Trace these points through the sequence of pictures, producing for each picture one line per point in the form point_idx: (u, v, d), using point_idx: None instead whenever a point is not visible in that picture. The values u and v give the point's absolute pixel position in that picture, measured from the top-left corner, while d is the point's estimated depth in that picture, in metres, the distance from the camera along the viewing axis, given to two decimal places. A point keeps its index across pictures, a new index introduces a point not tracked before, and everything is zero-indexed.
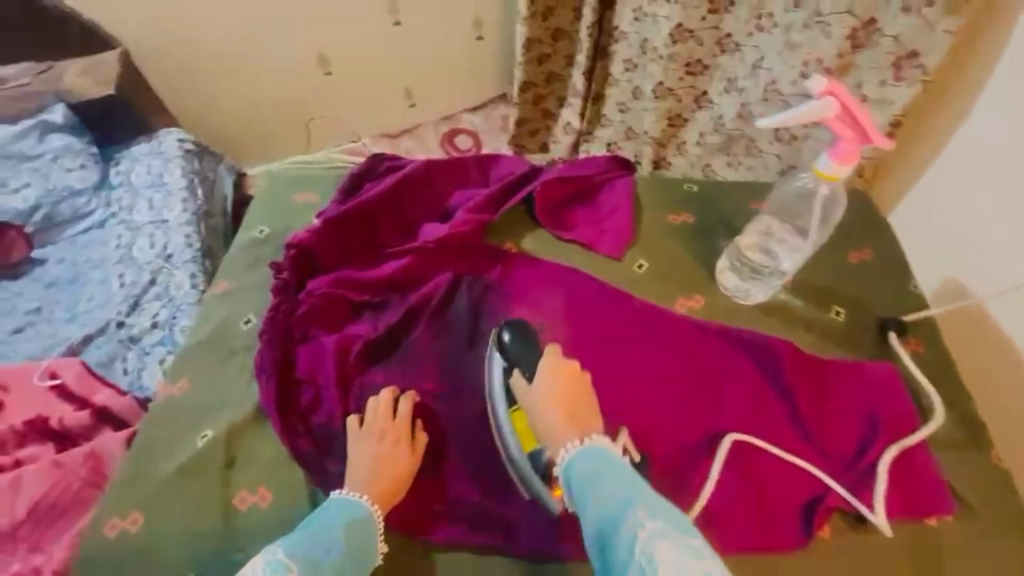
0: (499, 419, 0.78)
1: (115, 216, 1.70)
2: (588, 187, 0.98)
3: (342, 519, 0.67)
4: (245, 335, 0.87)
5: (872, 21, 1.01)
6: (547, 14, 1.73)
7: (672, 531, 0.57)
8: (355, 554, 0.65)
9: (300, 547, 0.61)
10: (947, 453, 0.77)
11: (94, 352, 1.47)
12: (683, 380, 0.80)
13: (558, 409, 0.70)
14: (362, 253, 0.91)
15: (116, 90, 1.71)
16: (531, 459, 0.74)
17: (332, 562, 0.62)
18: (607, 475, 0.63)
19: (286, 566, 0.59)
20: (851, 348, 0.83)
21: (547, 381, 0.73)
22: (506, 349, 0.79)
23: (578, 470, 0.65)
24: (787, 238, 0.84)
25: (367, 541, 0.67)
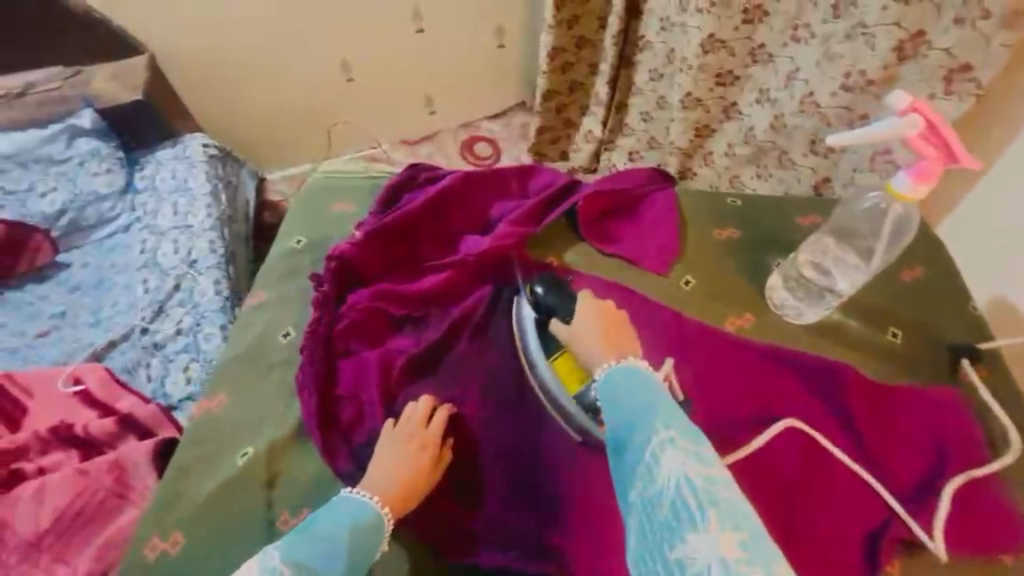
0: (540, 373, 0.79)
1: (139, 221, 1.69)
2: (631, 201, 0.96)
3: (346, 524, 0.64)
4: (283, 349, 0.85)
5: (920, 33, 0.99)
6: (574, 23, 1.72)
7: (684, 443, 0.59)
8: (358, 558, 0.62)
9: (294, 548, 0.60)
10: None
11: (118, 357, 1.47)
12: (736, 372, 0.79)
13: (597, 338, 0.72)
14: (403, 266, 0.89)
15: (143, 95, 1.71)
16: (578, 401, 0.75)
17: (331, 572, 0.59)
18: (632, 386, 0.66)
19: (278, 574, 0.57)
20: (912, 371, 0.79)
21: (583, 318, 0.75)
22: (540, 301, 0.81)
23: (606, 381, 0.67)
24: (846, 260, 0.81)
25: (372, 546, 0.63)
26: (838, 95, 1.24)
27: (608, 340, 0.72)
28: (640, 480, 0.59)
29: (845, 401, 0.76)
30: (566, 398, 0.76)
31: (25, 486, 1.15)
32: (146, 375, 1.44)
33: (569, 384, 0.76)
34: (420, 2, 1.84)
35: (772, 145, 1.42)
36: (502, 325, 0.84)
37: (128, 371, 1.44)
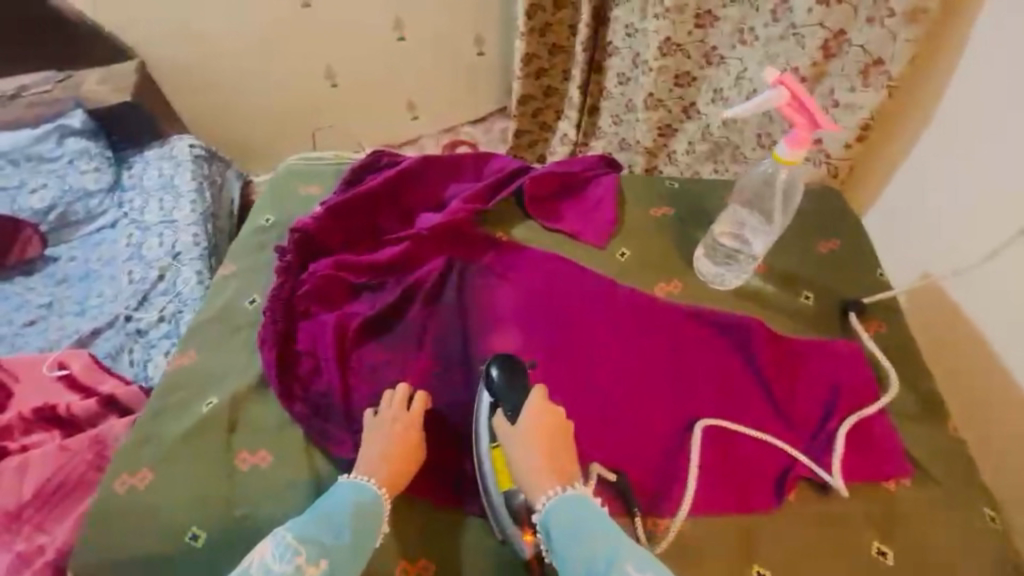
0: (479, 452, 0.78)
1: (126, 217, 1.76)
2: (574, 182, 1.04)
3: (350, 503, 0.71)
4: (250, 314, 0.92)
5: (842, 32, 1.11)
6: (545, 30, 1.83)
7: None
8: (363, 539, 0.68)
9: (306, 531, 0.66)
10: (910, 427, 0.80)
11: (103, 344, 1.53)
12: (665, 395, 0.82)
13: (536, 454, 0.72)
14: (359, 243, 0.96)
15: (133, 97, 1.80)
16: (507, 498, 0.75)
17: (341, 544, 0.67)
18: (590, 527, 0.65)
19: (295, 550, 0.64)
20: (822, 328, 0.87)
21: (527, 428, 0.73)
22: (492, 387, 0.78)
23: (562, 519, 0.66)
24: (756, 226, 0.90)
25: (375, 522, 0.70)
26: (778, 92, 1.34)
27: (549, 462, 0.71)
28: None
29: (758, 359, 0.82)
30: (497, 495, 0.75)
31: (8, 459, 1.20)
32: (130, 360, 1.51)
33: (502, 479, 0.75)
34: (399, 11, 1.94)
35: (726, 141, 1.52)
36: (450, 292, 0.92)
37: (112, 357, 1.51)
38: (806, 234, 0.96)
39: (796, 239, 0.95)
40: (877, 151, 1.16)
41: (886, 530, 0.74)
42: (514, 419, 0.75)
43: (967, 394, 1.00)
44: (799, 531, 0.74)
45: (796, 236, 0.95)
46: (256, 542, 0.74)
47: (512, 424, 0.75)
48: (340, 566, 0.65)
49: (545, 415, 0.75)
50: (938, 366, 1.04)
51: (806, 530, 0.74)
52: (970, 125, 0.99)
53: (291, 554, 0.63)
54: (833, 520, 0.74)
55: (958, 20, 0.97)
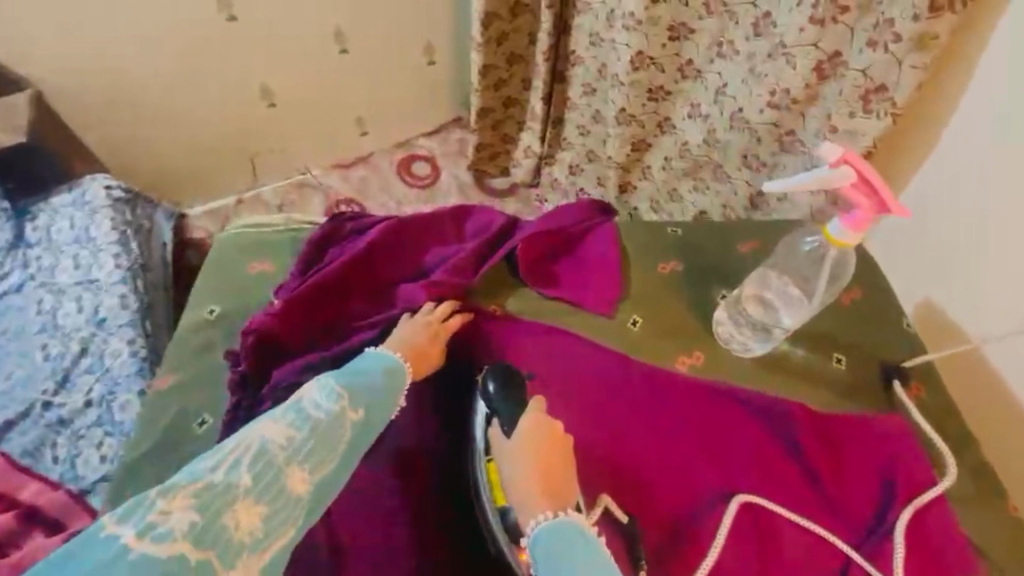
0: (475, 475, 0.74)
1: (33, 279, 1.50)
2: (570, 238, 0.94)
3: (379, 368, 0.75)
4: (199, 440, 0.80)
5: (837, 53, 1.04)
6: (502, 39, 1.67)
7: None
8: (392, 400, 0.74)
9: (351, 383, 0.71)
10: (954, 499, 0.76)
11: (17, 439, 1.30)
12: (694, 446, 0.78)
13: (534, 471, 0.68)
14: (331, 334, 0.83)
15: (28, 136, 1.51)
16: (502, 516, 0.70)
17: (378, 398, 0.72)
18: (573, 556, 0.63)
19: (339, 395, 0.69)
20: (853, 397, 0.82)
21: (523, 439, 0.71)
22: (489, 398, 0.75)
23: (548, 543, 0.64)
24: (787, 294, 0.82)
25: (400, 389, 0.75)
26: (766, 113, 1.19)
27: (546, 480, 0.68)
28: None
29: (796, 430, 0.78)
30: (491, 512, 0.71)
31: None
32: (53, 457, 1.28)
33: (497, 495, 0.71)
34: (341, 21, 1.74)
35: (706, 160, 1.39)
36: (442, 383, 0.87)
37: (31, 454, 1.28)
38: None
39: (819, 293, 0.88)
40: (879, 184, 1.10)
41: None
42: (512, 431, 0.72)
43: (987, 430, 0.98)
44: None
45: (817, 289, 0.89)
46: None
47: (507, 437, 0.72)
48: (378, 413, 0.71)
49: (542, 429, 0.72)
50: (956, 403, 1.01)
51: None
52: (968, 159, 0.95)
53: (337, 396, 0.68)
54: None
55: (963, 47, 0.92)
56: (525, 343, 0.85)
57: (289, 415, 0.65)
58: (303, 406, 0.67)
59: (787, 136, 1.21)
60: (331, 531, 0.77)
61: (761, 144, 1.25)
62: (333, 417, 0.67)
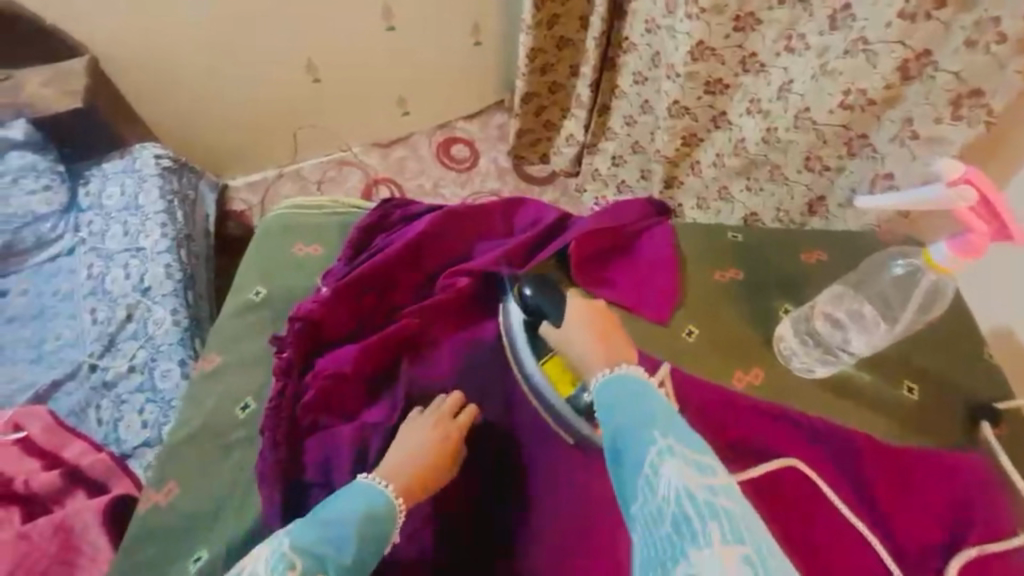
0: (527, 368, 0.79)
1: (84, 242, 1.53)
2: (624, 237, 0.90)
3: (356, 510, 0.62)
4: (243, 423, 0.79)
5: (926, 52, 0.95)
6: (553, 22, 1.60)
7: (688, 454, 0.54)
8: (367, 552, 0.60)
9: (305, 541, 0.58)
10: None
11: (66, 399, 1.35)
12: (751, 434, 0.75)
13: (582, 341, 0.70)
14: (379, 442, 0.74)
15: (86, 103, 1.53)
16: (571, 402, 0.76)
17: (343, 557, 0.58)
18: (622, 395, 0.61)
19: (289, 563, 0.56)
20: (922, 430, 0.77)
21: (572, 321, 0.72)
22: (528, 303, 0.78)
23: (602, 385, 0.63)
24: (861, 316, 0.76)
25: (382, 538, 0.62)
26: (836, 113, 1.11)
27: (599, 344, 0.68)
28: (640, 492, 0.55)
29: (861, 464, 0.73)
30: (559, 401, 0.77)
31: None
32: (97, 419, 1.33)
33: (563, 386, 0.77)
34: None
35: (764, 158, 1.30)
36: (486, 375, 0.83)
37: (76, 415, 1.33)
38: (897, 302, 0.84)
39: None
40: None
41: None
42: (560, 319, 0.74)
43: None
44: None
45: None
46: None
47: (556, 324, 0.74)
48: None
49: (587, 311, 0.73)
50: None
51: None
52: None
53: (284, 567, 0.55)
54: None
55: None
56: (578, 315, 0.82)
57: None
58: None
59: (856, 139, 1.13)
60: None
61: (827, 145, 1.17)
62: None
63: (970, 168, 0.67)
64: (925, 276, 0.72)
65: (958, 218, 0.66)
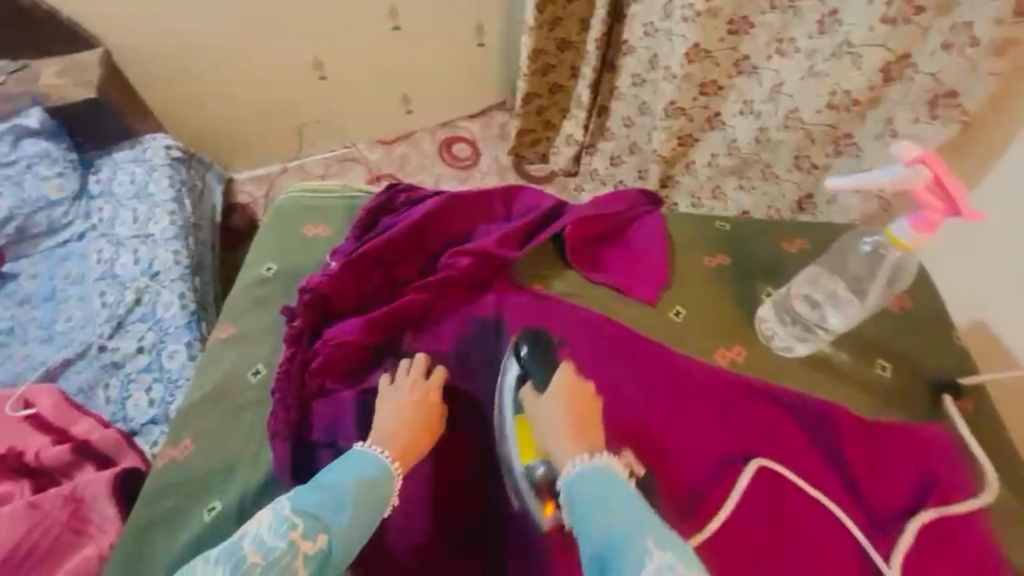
0: (504, 425, 0.79)
1: (94, 229, 1.58)
2: (617, 224, 0.95)
3: (355, 476, 0.67)
4: (254, 389, 0.83)
5: (906, 55, 1.01)
6: (554, 25, 1.65)
7: (681, 565, 0.54)
8: (366, 514, 0.65)
9: (306, 504, 0.63)
10: (998, 516, 0.75)
11: (75, 378, 1.39)
12: (726, 406, 0.80)
13: (565, 421, 0.70)
14: (356, 418, 0.77)
15: (100, 94, 1.58)
16: (529, 470, 0.75)
17: (342, 519, 0.63)
18: (608, 499, 0.61)
19: (290, 524, 0.61)
20: (895, 407, 0.81)
21: (557, 396, 0.72)
22: (523, 363, 0.79)
23: (585, 488, 0.63)
24: (837, 298, 0.81)
25: (383, 500, 0.67)
26: (823, 113, 1.16)
27: (576, 426, 0.69)
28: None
29: (833, 434, 0.77)
30: (518, 466, 0.76)
31: None
32: (105, 397, 1.37)
33: (525, 451, 0.76)
34: None
35: (756, 158, 1.36)
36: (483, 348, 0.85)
37: (84, 393, 1.37)
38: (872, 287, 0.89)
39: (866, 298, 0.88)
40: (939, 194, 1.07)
41: None
42: (543, 389, 0.75)
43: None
44: None
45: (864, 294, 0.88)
46: None
47: (539, 392, 0.75)
48: (341, 537, 0.63)
49: (576, 388, 0.73)
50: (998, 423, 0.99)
51: None
52: None
53: (286, 527, 0.61)
54: None
55: None
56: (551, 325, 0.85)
57: (218, 567, 0.57)
58: (246, 548, 0.59)
59: (843, 138, 1.19)
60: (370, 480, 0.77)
61: (815, 144, 1.23)
62: (277, 558, 0.59)
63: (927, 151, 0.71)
64: (887, 252, 0.76)
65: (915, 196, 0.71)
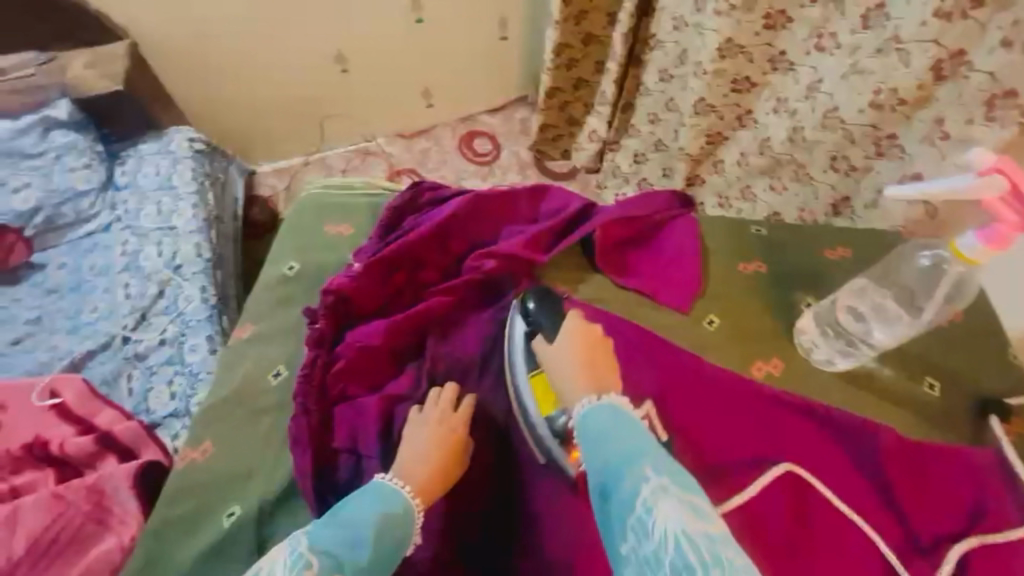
0: (518, 385, 0.78)
1: (119, 220, 1.59)
2: (647, 227, 0.91)
3: (375, 512, 0.62)
4: (275, 390, 0.82)
5: (960, 52, 0.95)
6: (580, 18, 1.61)
7: (677, 490, 0.56)
8: (384, 555, 0.60)
9: (322, 539, 0.57)
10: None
11: (98, 368, 1.41)
12: (748, 407, 0.76)
13: (577, 363, 0.71)
14: (381, 438, 0.74)
15: (124, 86, 1.59)
16: (549, 424, 0.74)
17: (360, 559, 0.58)
18: (614, 429, 0.63)
19: (307, 563, 0.55)
20: (945, 429, 0.76)
21: (567, 341, 0.73)
22: (529, 314, 0.79)
23: (591, 418, 0.65)
24: (885, 308, 0.76)
25: (405, 538, 0.62)
26: (866, 112, 1.11)
27: (590, 372, 0.70)
28: (632, 533, 0.55)
29: (872, 451, 0.72)
30: (540, 422, 0.75)
31: None
32: (128, 388, 1.38)
33: (544, 405, 0.75)
34: None
35: (789, 158, 1.31)
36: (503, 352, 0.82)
37: (108, 383, 1.37)
38: None
39: None
40: None
41: None
42: (553, 337, 0.75)
43: None
44: None
45: None
46: None
47: (550, 342, 0.75)
48: None
49: (585, 335, 0.74)
50: None
51: None
52: None
53: (302, 565, 0.55)
54: None
55: None
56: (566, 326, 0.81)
57: None
58: None
59: (885, 139, 1.13)
60: None
61: (854, 145, 1.17)
62: None
63: (1005, 158, 0.64)
64: (949, 268, 0.70)
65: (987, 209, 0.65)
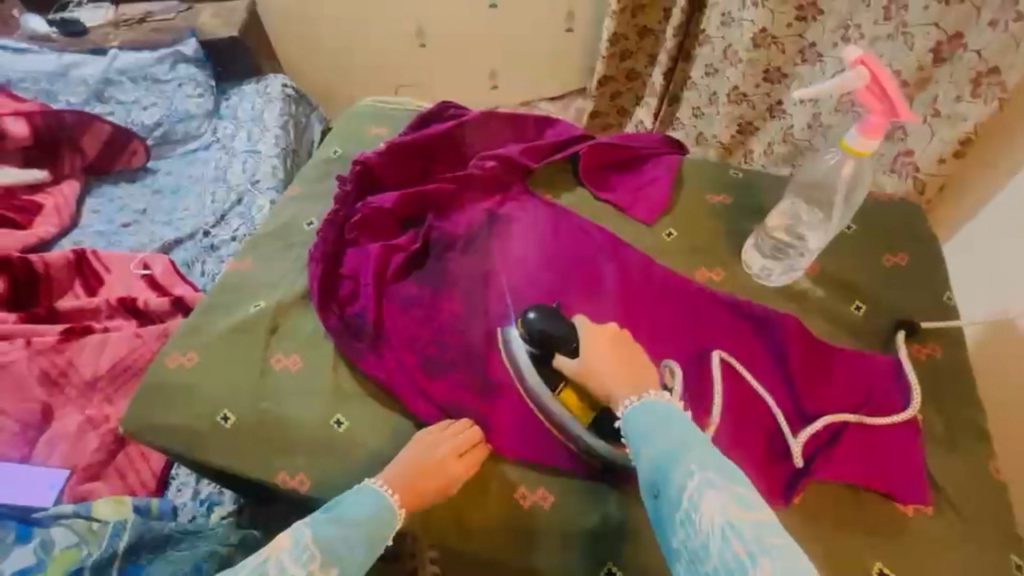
0: (544, 403, 0.81)
1: (218, 142, 1.89)
2: (633, 156, 1.05)
3: (368, 512, 0.69)
4: (304, 234, 1.02)
5: (958, 35, 1.01)
6: (637, 11, 1.73)
7: (725, 484, 0.59)
8: (375, 547, 0.68)
9: (326, 535, 0.65)
10: (930, 437, 0.83)
11: (182, 253, 1.68)
12: (688, 303, 0.88)
13: (609, 368, 0.74)
14: (375, 274, 0.92)
15: (240, 33, 1.93)
16: (594, 428, 0.79)
17: (354, 553, 0.65)
18: (658, 426, 0.65)
19: (310, 555, 0.63)
20: (863, 340, 0.89)
21: (589, 350, 0.76)
22: (531, 330, 0.80)
23: (638, 418, 0.67)
24: (812, 221, 0.92)
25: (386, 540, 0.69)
26: None
27: (621, 372, 0.73)
28: (682, 528, 0.59)
29: (783, 344, 0.84)
30: (584, 430, 0.79)
31: (91, 336, 1.39)
32: (201, 270, 1.65)
33: (581, 416, 0.80)
34: None
35: (808, 144, 1.38)
36: (489, 232, 0.96)
37: (187, 266, 1.64)
38: (874, 244, 0.97)
39: (858, 248, 0.96)
40: (977, 178, 1.08)
41: (884, 533, 0.76)
42: (573, 349, 0.77)
43: (1005, 432, 0.97)
44: (800, 528, 0.76)
45: (856, 244, 0.97)
46: (282, 432, 0.83)
47: (573, 356, 0.77)
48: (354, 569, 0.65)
49: (600, 340, 0.76)
50: (988, 406, 1.00)
51: (808, 525, 0.76)
52: None
53: (306, 558, 0.63)
54: (838, 520, 0.77)
55: None
56: (541, 225, 0.97)
57: None
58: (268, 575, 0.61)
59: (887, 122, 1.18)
60: (379, 315, 0.90)
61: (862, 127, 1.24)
62: None
63: (869, 56, 0.80)
64: (843, 167, 0.86)
65: (860, 99, 0.80)
